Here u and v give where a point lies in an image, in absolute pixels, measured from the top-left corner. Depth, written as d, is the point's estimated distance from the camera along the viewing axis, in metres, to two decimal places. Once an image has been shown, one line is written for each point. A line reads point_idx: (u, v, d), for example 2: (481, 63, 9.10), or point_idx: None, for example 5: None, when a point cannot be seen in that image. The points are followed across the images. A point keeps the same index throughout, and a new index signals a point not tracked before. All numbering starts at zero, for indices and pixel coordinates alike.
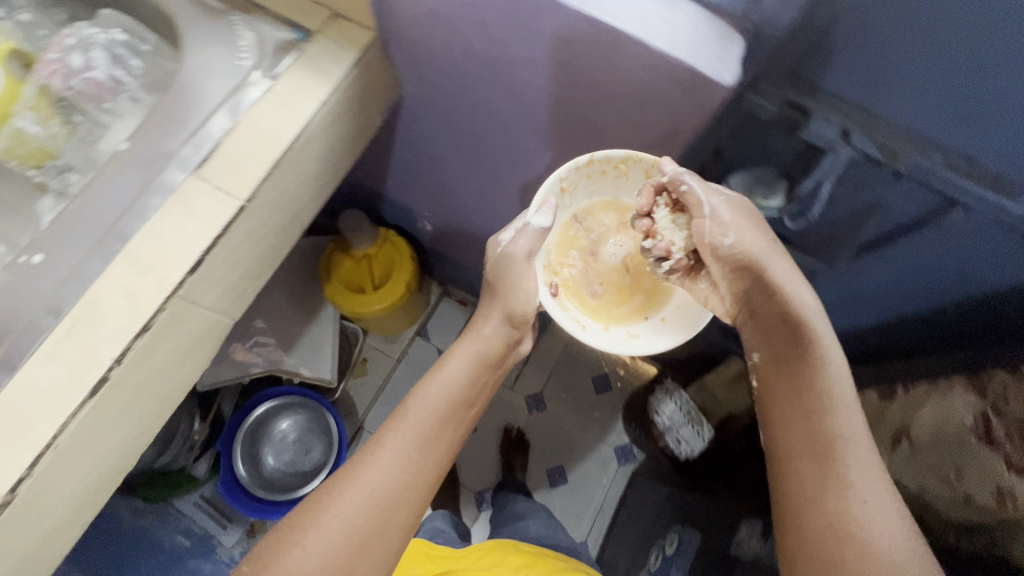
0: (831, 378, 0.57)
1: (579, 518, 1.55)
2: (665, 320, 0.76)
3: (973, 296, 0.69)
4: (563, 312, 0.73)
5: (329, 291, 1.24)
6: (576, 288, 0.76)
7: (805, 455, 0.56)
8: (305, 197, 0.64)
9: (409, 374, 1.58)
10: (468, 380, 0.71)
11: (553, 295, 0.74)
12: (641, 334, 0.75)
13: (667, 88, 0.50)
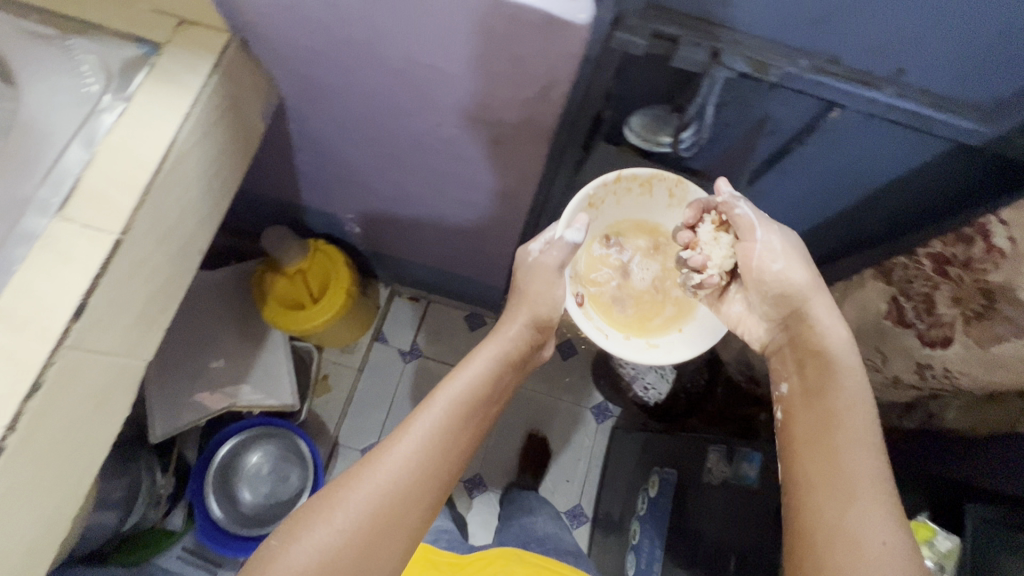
0: (852, 424, 0.62)
1: (568, 483, 1.59)
2: (683, 330, 0.83)
3: (867, 191, 0.73)
4: (589, 321, 0.80)
5: (269, 314, 1.19)
6: (603, 302, 0.84)
7: (822, 480, 0.60)
8: (195, 219, 0.60)
9: (375, 382, 1.58)
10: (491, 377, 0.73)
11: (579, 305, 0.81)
12: (662, 343, 0.82)
13: (530, 38, 0.50)
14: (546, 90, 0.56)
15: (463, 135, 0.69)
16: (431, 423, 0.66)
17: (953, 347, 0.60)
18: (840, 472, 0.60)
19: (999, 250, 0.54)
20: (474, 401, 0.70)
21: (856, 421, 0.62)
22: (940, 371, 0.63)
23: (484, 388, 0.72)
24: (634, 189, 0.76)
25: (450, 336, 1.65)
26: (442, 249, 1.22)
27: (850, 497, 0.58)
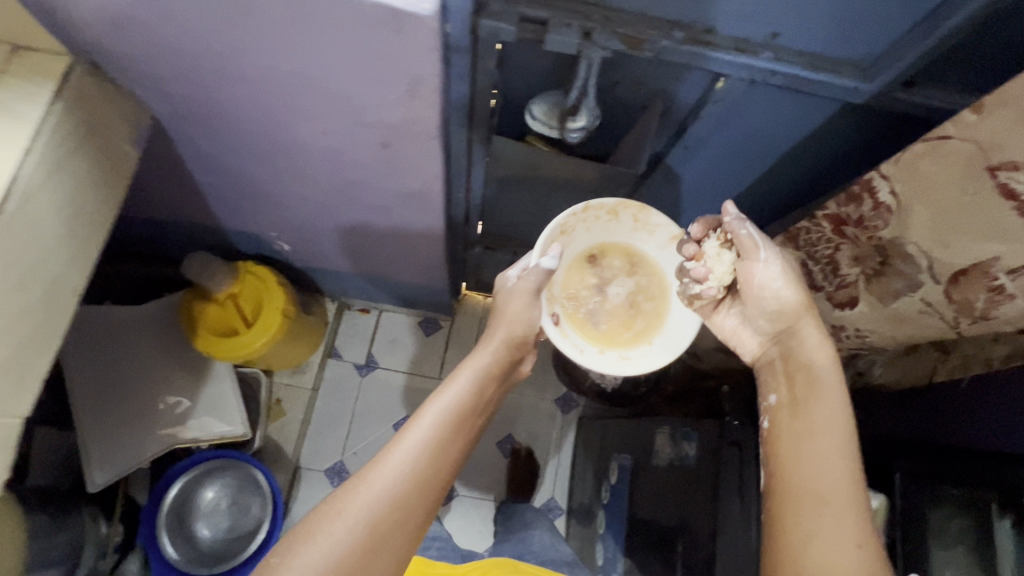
0: (834, 430, 0.61)
1: (541, 478, 1.57)
2: (653, 343, 0.82)
3: (775, 157, 0.73)
4: (563, 338, 0.81)
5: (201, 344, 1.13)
6: (579, 318, 0.84)
7: (804, 485, 0.59)
8: (62, 259, 0.56)
9: (333, 398, 1.53)
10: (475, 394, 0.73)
11: (555, 324, 0.82)
12: (635, 356, 0.82)
13: (381, 35, 0.47)
14: (416, 87, 0.54)
15: (352, 141, 0.66)
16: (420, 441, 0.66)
17: (860, 305, 0.63)
18: (825, 479, 0.58)
19: (886, 206, 0.55)
20: (459, 419, 0.69)
21: (840, 429, 0.61)
22: (852, 331, 0.66)
23: (469, 407, 0.71)
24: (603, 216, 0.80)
25: (406, 344, 1.61)
26: (378, 257, 1.18)
27: (838, 506, 0.56)
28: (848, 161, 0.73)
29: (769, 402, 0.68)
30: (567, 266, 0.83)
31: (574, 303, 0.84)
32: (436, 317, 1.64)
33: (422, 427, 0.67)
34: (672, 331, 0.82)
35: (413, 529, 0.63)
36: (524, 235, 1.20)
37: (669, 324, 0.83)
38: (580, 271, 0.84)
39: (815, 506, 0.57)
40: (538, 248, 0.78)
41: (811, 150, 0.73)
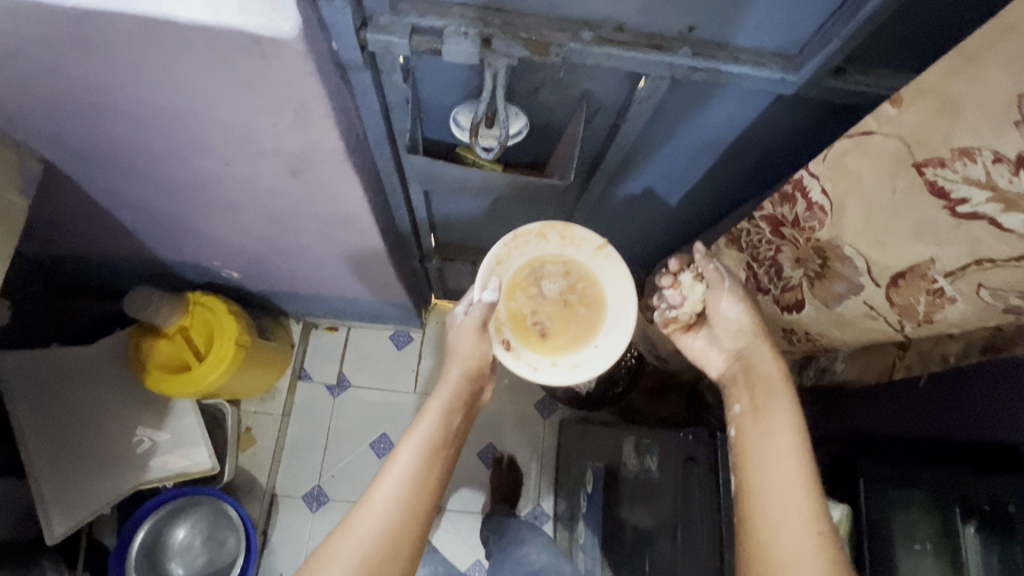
0: (792, 429, 0.59)
1: (525, 486, 1.54)
2: (599, 346, 0.84)
3: (718, 151, 0.71)
4: (516, 361, 0.81)
5: (154, 382, 1.10)
6: (526, 335, 0.84)
7: (771, 484, 0.56)
8: None
9: (306, 422, 1.50)
10: (444, 429, 0.73)
11: (507, 348, 0.83)
12: (585, 363, 0.83)
13: (249, 62, 0.43)
14: (306, 113, 0.50)
15: (257, 171, 0.62)
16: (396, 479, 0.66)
17: (805, 309, 0.61)
18: (787, 483, 0.56)
19: (820, 207, 0.53)
20: (432, 457, 0.70)
21: (790, 427, 0.59)
22: (802, 333, 0.64)
23: (440, 444, 0.71)
24: (531, 237, 0.81)
25: (377, 359, 1.58)
26: (331, 278, 1.14)
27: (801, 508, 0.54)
28: (791, 151, 0.70)
29: (734, 411, 0.64)
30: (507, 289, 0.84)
31: (520, 322, 0.85)
32: (407, 329, 1.60)
33: (398, 468, 0.68)
34: (614, 331, 0.83)
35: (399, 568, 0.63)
36: (481, 243, 1.17)
37: (608, 322, 0.84)
38: (521, 290, 0.85)
39: (776, 507, 0.55)
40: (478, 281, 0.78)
41: (753, 142, 0.69)
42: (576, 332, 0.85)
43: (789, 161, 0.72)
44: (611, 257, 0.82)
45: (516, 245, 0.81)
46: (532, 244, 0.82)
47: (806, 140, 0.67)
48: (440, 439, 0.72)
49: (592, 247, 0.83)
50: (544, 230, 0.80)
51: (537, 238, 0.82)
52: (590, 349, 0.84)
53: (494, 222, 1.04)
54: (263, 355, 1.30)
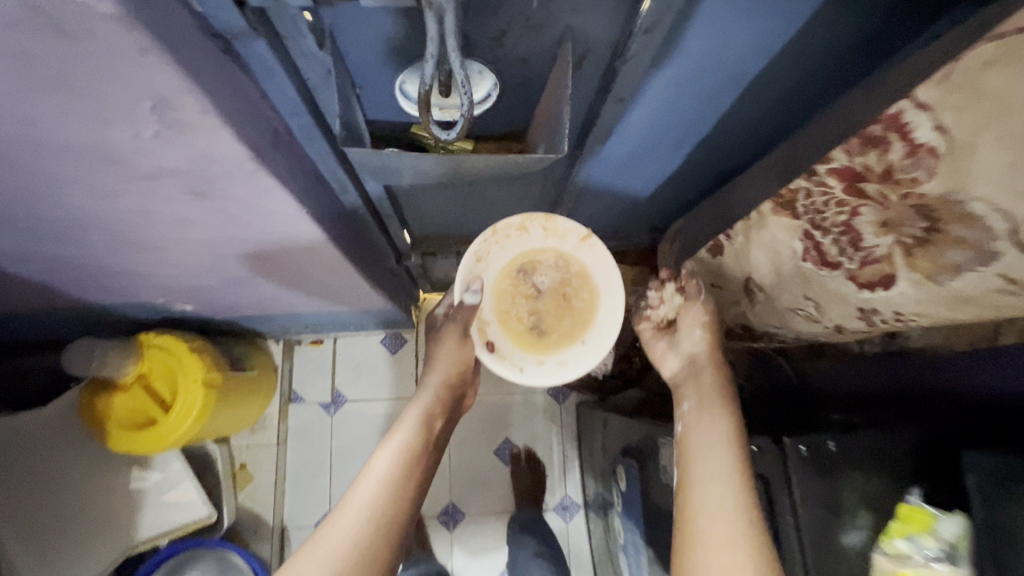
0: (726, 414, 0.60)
1: (548, 478, 1.44)
2: (587, 342, 0.80)
3: (746, 82, 0.56)
4: (501, 363, 0.79)
5: (117, 444, 0.97)
6: (515, 334, 0.82)
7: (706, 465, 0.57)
8: None
9: (305, 445, 1.39)
10: (423, 431, 0.78)
11: (492, 351, 0.80)
12: (572, 359, 0.80)
13: (47, 46, 0.28)
14: (172, 113, 0.34)
15: (151, 199, 0.47)
16: (381, 466, 0.71)
17: (899, 283, 0.50)
18: (714, 473, 0.56)
19: (931, 150, 0.43)
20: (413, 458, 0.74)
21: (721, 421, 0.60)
22: (890, 314, 0.50)
23: (421, 446, 0.75)
24: (513, 232, 0.77)
25: (372, 368, 1.44)
26: (298, 293, 0.99)
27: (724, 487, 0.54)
28: (839, 67, 0.54)
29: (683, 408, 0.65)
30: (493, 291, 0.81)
31: (507, 321, 0.82)
32: (399, 331, 1.46)
33: (381, 461, 0.72)
34: (602, 326, 0.80)
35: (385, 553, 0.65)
36: (463, 229, 1.02)
37: (598, 316, 0.80)
38: (505, 287, 0.82)
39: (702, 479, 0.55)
40: (458, 283, 0.78)
41: (789, 66, 0.53)
42: (566, 328, 0.82)
43: (834, 81, 0.57)
44: (597, 248, 0.78)
45: (497, 241, 0.78)
46: (515, 239, 0.79)
47: (859, 51, 0.51)
48: (418, 442, 0.76)
49: (576, 239, 0.80)
50: (524, 223, 0.76)
51: (519, 232, 0.78)
52: (578, 344, 0.81)
53: (475, 206, 0.88)
54: (240, 387, 1.17)
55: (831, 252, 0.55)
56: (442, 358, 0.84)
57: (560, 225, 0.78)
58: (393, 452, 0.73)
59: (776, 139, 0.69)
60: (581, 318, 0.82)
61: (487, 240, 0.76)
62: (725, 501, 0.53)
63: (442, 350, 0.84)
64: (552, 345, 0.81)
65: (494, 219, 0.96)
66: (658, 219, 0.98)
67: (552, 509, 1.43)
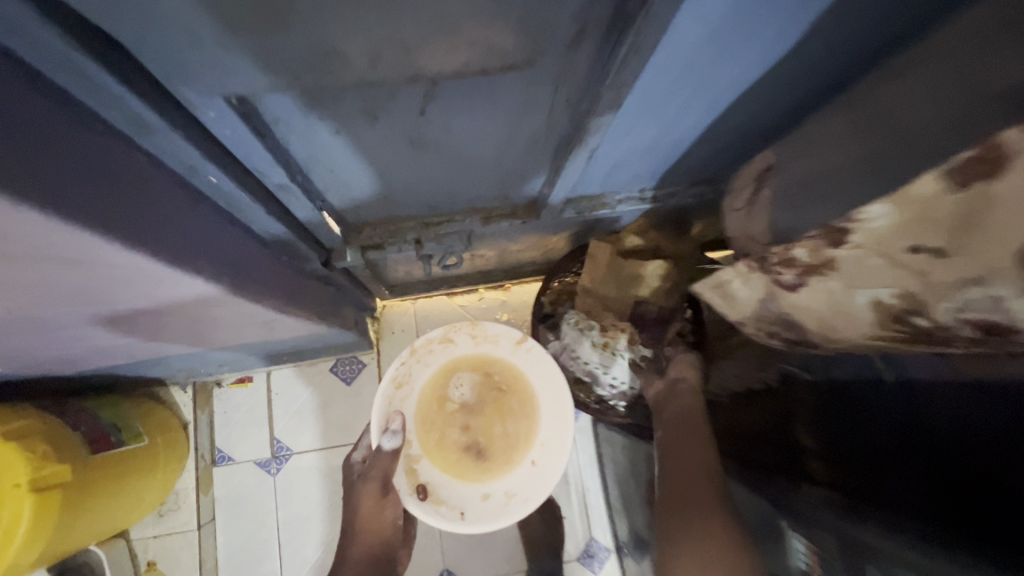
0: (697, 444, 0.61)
1: (568, 521, 1.12)
2: (536, 462, 0.69)
3: None
4: (435, 508, 0.66)
5: None
6: (453, 464, 0.70)
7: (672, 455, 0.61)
8: None
9: (239, 521, 1.03)
10: None
11: (426, 495, 0.67)
12: (522, 486, 0.68)
13: None
14: None
15: None
16: None
17: None
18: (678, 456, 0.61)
19: None
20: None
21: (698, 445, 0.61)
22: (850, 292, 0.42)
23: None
24: (434, 346, 0.73)
25: (321, 407, 1.09)
26: (168, 333, 0.63)
27: (683, 475, 0.58)
28: None
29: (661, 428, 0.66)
30: (422, 416, 0.71)
31: (439, 452, 0.70)
32: (353, 354, 1.11)
33: None
34: (548, 440, 0.70)
35: None
36: (419, 207, 0.66)
37: (541, 428, 0.71)
38: (435, 412, 0.71)
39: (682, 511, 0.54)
40: (376, 423, 0.68)
41: None
42: (507, 446, 0.70)
43: None
44: (533, 352, 0.73)
45: (417, 359, 0.72)
46: (439, 353, 0.73)
47: None
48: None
49: (510, 343, 0.74)
50: (447, 337, 0.73)
51: (443, 345, 0.73)
52: (524, 466, 0.69)
53: (429, 155, 0.52)
54: (114, 473, 0.78)
55: None
56: (365, 524, 0.66)
57: (490, 330, 0.74)
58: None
59: None
60: (520, 432, 0.71)
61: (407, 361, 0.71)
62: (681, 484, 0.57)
63: (363, 513, 0.66)
64: (495, 476, 0.69)
65: (461, 180, 0.60)
66: (714, 162, 0.65)
67: (577, 561, 1.11)
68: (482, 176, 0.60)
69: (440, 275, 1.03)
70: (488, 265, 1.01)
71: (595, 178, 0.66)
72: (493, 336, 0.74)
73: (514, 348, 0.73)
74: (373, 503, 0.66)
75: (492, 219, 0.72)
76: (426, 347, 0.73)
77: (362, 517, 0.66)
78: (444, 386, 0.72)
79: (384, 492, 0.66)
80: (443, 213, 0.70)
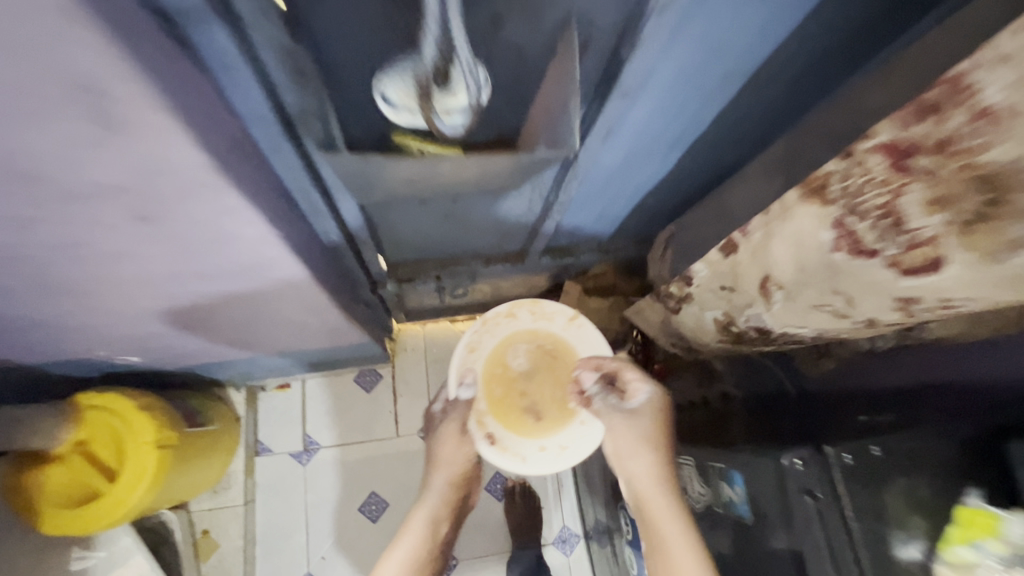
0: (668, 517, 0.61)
1: (546, 510, 1.35)
2: (584, 421, 0.80)
3: (745, 81, 0.54)
4: (501, 455, 0.78)
5: (71, 529, 0.82)
6: (515, 421, 0.80)
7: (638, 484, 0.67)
8: None
9: (275, 502, 1.25)
10: (426, 540, 0.68)
11: (492, 443, 0.79)
12: (572, 441, 0.80)
13: None
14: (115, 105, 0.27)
15: (82, 224, 0.38)
16: None
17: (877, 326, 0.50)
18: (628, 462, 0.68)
19: (994, 113, 0.33)
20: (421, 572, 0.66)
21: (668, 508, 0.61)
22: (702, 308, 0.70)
23: (425, 561, 0.67)
24: (502, 319, 0.84)
25: (345, 409, 1.34)
26: (261, 336, 0.89)
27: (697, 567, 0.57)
28: (841, 56, 0.51)
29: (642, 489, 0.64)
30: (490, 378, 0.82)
31: (504, 407, 0.81)
32: (373, 366, 1.36)
33: None
34: None
35: None
36: (442, 252, 0.95)
37: None
38: (501, 374, 0.82)
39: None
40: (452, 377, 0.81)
41: (799, 48, 0.50)
42: (563, 403, 0.81)
43: (836, 69, 0.54)
44: (584, 327, 0.83)
45: (488, 330, 0.83)
46: (504, 325, 0.84)
47: (869, 29, 0.48)
48: (425, 552, 0.68)
49: (565, 319, 0.84)
50: (513, 311, 0.83)
51: (509, 318, 0.84)
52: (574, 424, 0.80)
53: (453, 221, 0.81)
54: (198, 446, 1.02)
55: None
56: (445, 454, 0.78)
57: (547, 308, 0.84)
58: (406, 548, 0.67)
59: (765, 140, 0.66)
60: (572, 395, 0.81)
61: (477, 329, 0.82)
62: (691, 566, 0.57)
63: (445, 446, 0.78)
64: (550, 431, 0.80)
65: (473, 236, 0.89)
66: (644, 227, 0.94)
67: (551, 543, 1.34)
68: (487, 235, 0.90)
69: (447, 304, 1.30)
70: (485, 297, 1.29)
71: (564, 236, 0.96)
72: (551, 312, 0.85)
73: (568, 323, 0.84)
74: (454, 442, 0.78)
75: (491, 262, 1.01)
76: (492, 319, 0.84)
77: (442, 447, 0.78)
78: (509, 352, 0.83)
79: (462, 432, 0.78)
80: (456, 257, 0.98)
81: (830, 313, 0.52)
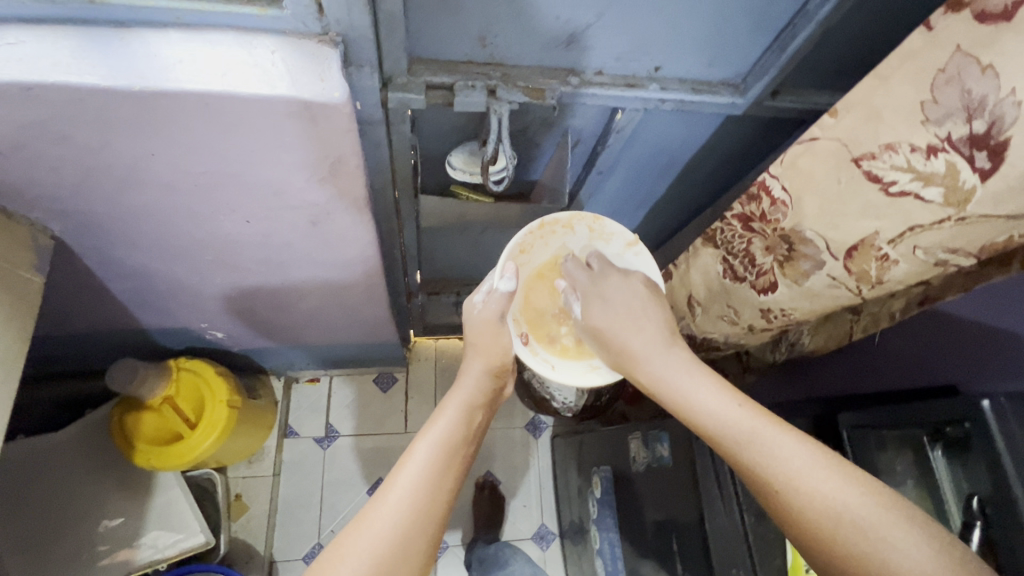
0: (666, 361, 0.61)
1: (527, 509, 1.56)
2: None
3: (679, 171, 0.83)
4: (534, 358, 0.73)
5: (152, 464, 1.05)
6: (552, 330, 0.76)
7: (676, 371, 0.60)
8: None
9: (297, 479, 1.46)
10: (463, 424, 0.62)
11: (525, 343, 0.75)
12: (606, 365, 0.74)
13: (287, 121, 0.47)
14: (340, 166, 0.54)
15: (278, 223, 0.64)
16: (415, 470, 0.55)
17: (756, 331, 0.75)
18: (652, 341, 0.63)
19: (782, 202, 0.59)
20: (451, 455, 0.58)
21: (668, 346, 0.62)
22: None
23: (459, 442, 0.60)
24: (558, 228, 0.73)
25: (364, 405, 1.56)
26: (320, 326, 1.15)
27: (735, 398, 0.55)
28: (740, 161, 0.81)
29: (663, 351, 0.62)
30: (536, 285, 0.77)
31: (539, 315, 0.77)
32: (391, 371, 1.60)
33: (411, 465, 0.56)
34: None
35: (439, 515, 0.54)
36: (464, 273, 1.22)
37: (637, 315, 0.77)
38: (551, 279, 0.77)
39: (770, 454, 0.49)
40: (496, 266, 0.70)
41: (709, 153, 0.79)
42: None
43: (738, 170, 0.83)
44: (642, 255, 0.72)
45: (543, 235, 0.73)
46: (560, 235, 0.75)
47: (753, 147, 0.77)
48: (460, 434, 0.61)
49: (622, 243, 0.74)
50: (571, 222, 0.73)
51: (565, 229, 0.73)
52: None
53: (477, 249, 1.09)
54: (250, 417, 1.24)
55: (865, 269, 0.54)
56: (480, 343, 0.70)
57: (608, 228, 0.73)
58: (443, 426, 0.61)
59: (699, 211, 0.94)
60: None
61: (533, 232, 0.70)
62: (722, 401, 0.54)
63: (479, 342, 0.70)
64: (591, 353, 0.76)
65: (490, 262, 1.17)
66: None
67: (530, 539, 1.53)
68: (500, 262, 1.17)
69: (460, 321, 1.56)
70: None
71: None
72: (609, 233, 0.74)
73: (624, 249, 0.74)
74: (490, 336, 0.70)
75: None
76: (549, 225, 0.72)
77: (476, 337, 0.70)
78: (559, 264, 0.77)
79: (500, 324, 0.71)
80: (474, 278, 1.25)
81: (728, 322, 0.78)
